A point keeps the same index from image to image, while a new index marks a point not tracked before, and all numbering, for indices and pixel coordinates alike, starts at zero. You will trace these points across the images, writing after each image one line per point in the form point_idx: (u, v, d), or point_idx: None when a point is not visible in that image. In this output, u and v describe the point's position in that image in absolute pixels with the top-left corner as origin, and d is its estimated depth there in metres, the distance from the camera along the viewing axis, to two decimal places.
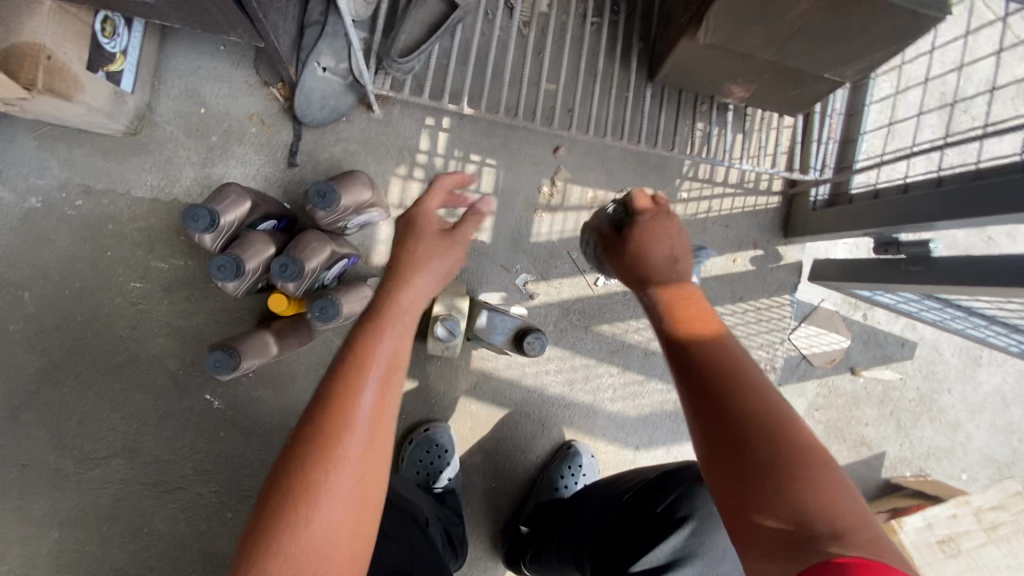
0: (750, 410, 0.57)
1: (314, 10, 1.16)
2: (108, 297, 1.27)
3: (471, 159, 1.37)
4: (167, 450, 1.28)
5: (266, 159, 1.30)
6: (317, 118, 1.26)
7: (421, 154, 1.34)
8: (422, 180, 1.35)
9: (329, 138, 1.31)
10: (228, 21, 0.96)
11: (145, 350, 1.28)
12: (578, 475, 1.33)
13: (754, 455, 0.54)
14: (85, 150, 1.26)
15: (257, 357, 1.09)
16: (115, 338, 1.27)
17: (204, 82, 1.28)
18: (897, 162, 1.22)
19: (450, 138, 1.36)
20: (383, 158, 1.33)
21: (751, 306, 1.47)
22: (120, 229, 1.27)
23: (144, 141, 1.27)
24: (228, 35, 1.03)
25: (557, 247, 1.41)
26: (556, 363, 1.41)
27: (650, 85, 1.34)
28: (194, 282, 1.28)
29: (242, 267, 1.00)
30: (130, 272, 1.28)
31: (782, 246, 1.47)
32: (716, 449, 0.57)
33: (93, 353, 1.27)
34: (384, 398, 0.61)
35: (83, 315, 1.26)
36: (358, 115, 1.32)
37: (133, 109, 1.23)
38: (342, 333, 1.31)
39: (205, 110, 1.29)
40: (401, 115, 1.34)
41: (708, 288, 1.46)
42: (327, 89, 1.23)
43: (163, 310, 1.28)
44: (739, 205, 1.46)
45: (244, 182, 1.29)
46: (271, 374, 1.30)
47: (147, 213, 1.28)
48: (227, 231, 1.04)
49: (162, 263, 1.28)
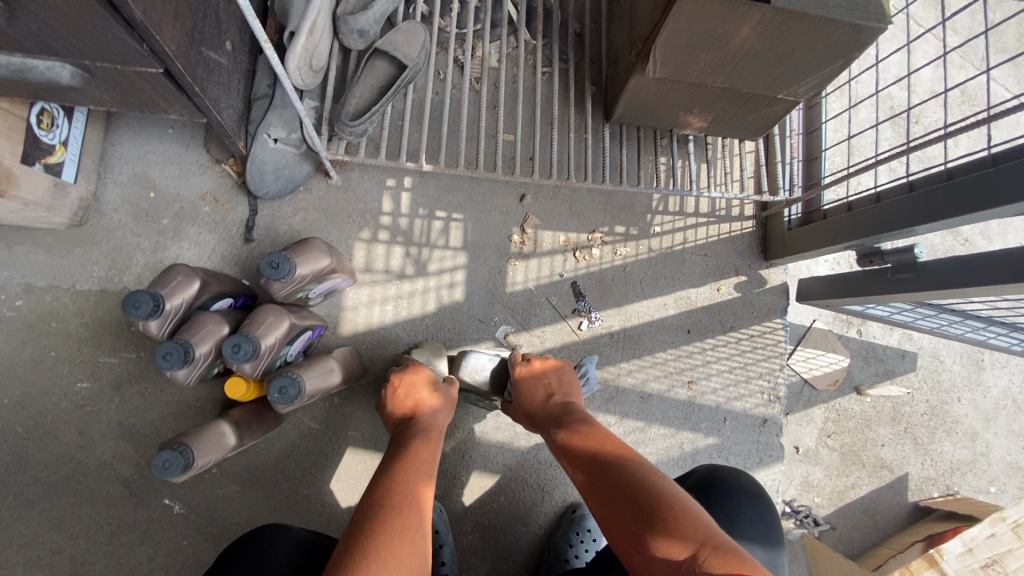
0: (646, 483, 0.72)
1: (260, 84, 1.15)
2: (51, 403, 1.16)
3: (436, 216, 1.32)
4: (122, 570, 1.13)
5: (221, 237, 1.24)
6: (272, 190, 1.22)
7: (384, 215, 1.30)
8: (388, 241, 1.30)
9: (286, 209, 1.27)
10: (165, 99, 0.92)
11: (95, 456, 1.15)
12: (591, 541, 1.20)
13: (665, 513, 0.66)
14: (25, 247, 1.19)
15: (214, 450, 0.99)
16: (61, 448, 1.15)
17: (153, 166, 1.24)
18: (864, 173, 1.21)
19: (413, 197, 1.32)
20: (344, 223, 1.28)
21: (743, 334, 1.41)
22: (65, 326, 1.18)
23: (90, 231, 1.21)
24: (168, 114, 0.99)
25: (535, 295, 1.35)
26: None
27: (608, 125, 1.34)
28: (148, 375, 1.19)
29: (190, 352, 0.91)
30: (76, 372, 1.17)
31: (765, 270, 1.44)
32: (630, 532, 0.66)
33: (35, 467, 1.14)
34: (408, 518, 0.68)
35: (24, 425, 1.15)
36: (315, 183, 1.28)
37: (77, 200, 1.17)
38: (314, 413, 1.21)
39: (155, 194, 1.24)
40: (360, 179, 1.30)
41: (697, 320, 1.40)
42: (280, 160, 1.19)
43: (114, 410, 1.17)
44: (715, 233, 1.43)
45: (199, 263, 1.23)
46: (237, 468, 1.18)
47: (94, 306, 1.19)
48: (174, 315, 0.96)
49: (112, 357, 1.18)
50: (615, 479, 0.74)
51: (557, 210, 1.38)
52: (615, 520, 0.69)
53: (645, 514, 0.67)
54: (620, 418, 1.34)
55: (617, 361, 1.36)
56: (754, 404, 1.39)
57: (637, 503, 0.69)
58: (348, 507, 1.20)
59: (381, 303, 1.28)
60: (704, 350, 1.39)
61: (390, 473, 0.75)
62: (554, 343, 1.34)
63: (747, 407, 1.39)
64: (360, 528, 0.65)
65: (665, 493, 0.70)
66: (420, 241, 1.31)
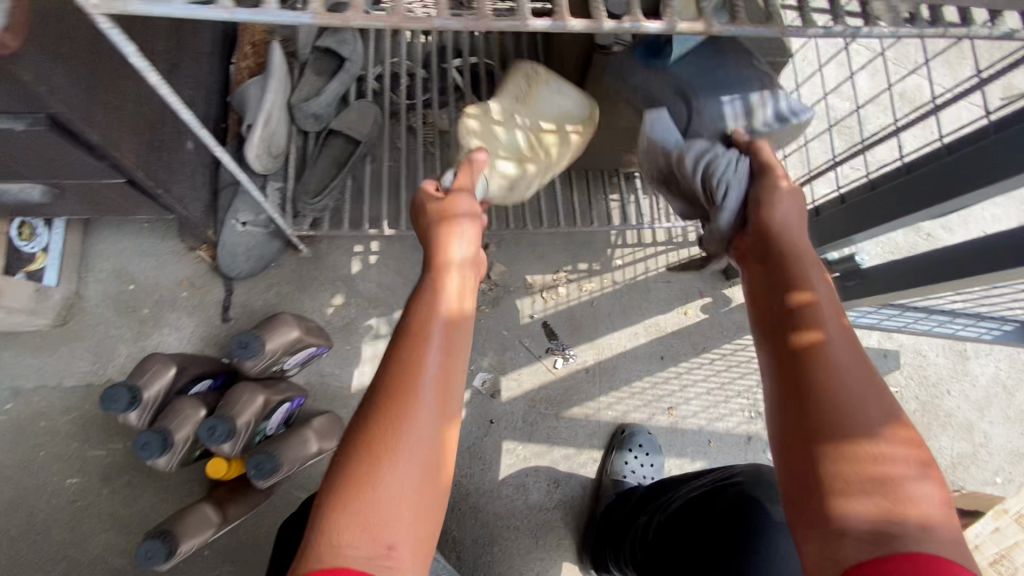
0: (874, 405, 0.53)
1: (225, 173, 1.22)
2: (43, 501, 1.18)
3: (405, 274, 1.37)
4: None
5: (200, 320, 1.29)
6: (244, 269, 1.27)
7: (355, 279, 1.36)
8: (361, 304, 1.35)
9: (260, 285, 1.32)
10: (130, 202, 0.99)
11: (88, 551, 1.17)
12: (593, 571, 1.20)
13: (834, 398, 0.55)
14: (12, 352, 1.24)
15: (201, 532, 1.01)
16: (54, 545, 1.16)
17: (131, 260, 1.31)
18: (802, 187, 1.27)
19: (381, 259, 1.37)
20: (317, 292, 1.34)
21: (716, 354, 1.44)
22: (53, 423, 1.22)
23: (74, 328, 1.26)
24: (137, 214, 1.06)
25: (508, 339, 1.39)
26: (534, 460, 1.33)
27: (558, 171, 1.41)
28: (136, 462, 1.21)
29: (170, 437, 0.96)
30: (67, 468, 1.20)
31: (729, 289, 1.48)
32: (799, 420, 0.55)
33: (30, 568, 1.15)
34: (432, 392, 0.58)
35: (17, 527, 1.16)
36: (286, 257, 1.34)
37: (60, 301, 1.23)
38: (301, 481, 1.23)
39: (135, 286, 1.30)
40: (328, 249, 1.36)
41: (669, 346, 1.43)
42: (250, 242, 1.24)
43: (105, 502, 1.19)
44: (674, 260, 1.49)
45: (179, 347, 1.27)
46: (229, 547, 1.18)
47: (81, 400, 1.23)
48: (153, 403, 1.01)
49: (100, 449, 1.21)
50: (805, 374, 0.56)
51: (520, 255, 1.43)
52: (792, 397, 0.56)
53: (816, 429, 0.54)
54: (605, 451, 1.35)
55: (596, 395, 1.38)
56: (736, 422, 1.40)
57: (820, 392, 0.55)
58: None
59: (359, 365, 1.31)
60: (680, 375, 1.42)
61: (427, 297, 0.65)
62: (532, 385, 1.37)
63: (729, 426, 1.40)
64: (378, 392, 0.58)
65: (891, 427, 0.52)
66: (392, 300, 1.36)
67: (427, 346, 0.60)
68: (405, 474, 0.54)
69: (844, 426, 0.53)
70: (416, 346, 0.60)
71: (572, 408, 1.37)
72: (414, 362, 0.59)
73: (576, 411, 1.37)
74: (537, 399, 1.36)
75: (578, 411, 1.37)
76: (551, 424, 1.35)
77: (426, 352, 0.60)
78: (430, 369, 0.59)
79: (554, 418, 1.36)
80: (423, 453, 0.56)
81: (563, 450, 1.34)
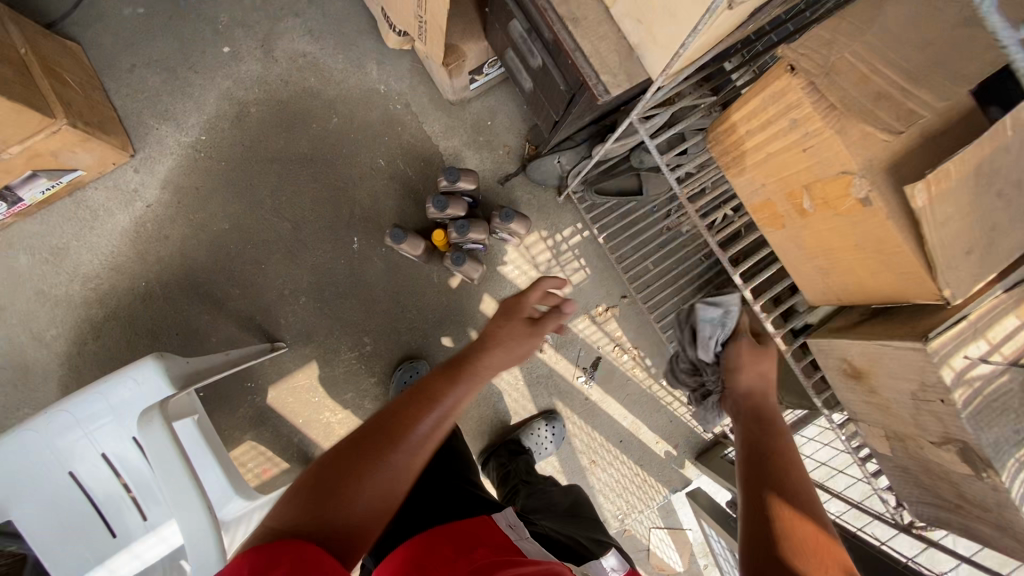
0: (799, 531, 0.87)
1: (580, 135, 1.87)
2: (364, 154, 2.04)
3: (580, 259, 2.06)
4: (310, 242, 2.00)
5: (492, 170, 2.05)
6: (534, 176, 1.99)
7: (561, 233, 2.06)
8: (548, 246, 2.05)
9: (528, 186, 2.06)
10: (543, 110, 1.68)
11: (351, 192, 2.02)
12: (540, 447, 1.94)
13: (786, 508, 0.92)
14: (423, 88, 2.06)
15: (409, 249, 1.85)
16: (345, 174, 2.03)
17: (502, 111, 2.07)
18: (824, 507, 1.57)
19: (580, 242, 2.06)
20: (542, 218, 2.05)
21: (641, 473, 2.05)
22: (401, 132, 2.05)
23: (452, 110, 2.06)
24: (536, 113, 1.77)
25: (578, 341, 2.05)
26: (518, 396, 2.04)
27: (696, 315, 1.95)
28: (404, 187, 2.03)
29: (448, 206, 1.77)
30: (383, 154, 2.04)
31: (688, 462, 2.05)
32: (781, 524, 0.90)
33: (331, 171, 2.03)
34: (380, 447, 0.87)
35: (345, 150, 2.04)
36: (551, 190, 2.05)
37: (462, 96, 2.02)
38: (440, 274, 2.01)
39: (490, 124, 2.06)
40: (569, 210, 2.06)
41: (632, 442, 2.05)
42: (550, 169, 1.95)
43: (377, 183, 2.03)
44: (687, 419, 2.05)
45: (472, 167, 2.05)
46: (390, 258, 2.00)
47: (419, 139, 2.05)
48: (454, 188, 1.81)
49: (401, 165, 2.04)
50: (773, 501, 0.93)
51: (632, 319, 2.06)
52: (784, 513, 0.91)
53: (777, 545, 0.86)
54: (538, 416, 2.02)
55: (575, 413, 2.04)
56: (607, 506, 2.04)
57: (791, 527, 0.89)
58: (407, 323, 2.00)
59: (515, 266, 2.03)
60: (618, 459, 2.04)
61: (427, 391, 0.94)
62: (560, 370, 2.04)
63: (602, 503, 2.04)
64: (364, 441, 0.88)
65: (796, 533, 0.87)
66: (559, 262, 2.05)
67: (394, 446, 0.87)
68: (354, 494, 0.82)
69: (797, 564, 0.82)
70: (391, 440, 0.88)
71: (560, 403, 2.03)
72: (383, 427, 0.89)
73: (560, 406, 2.04)
74: (552, 378, 2.04)
75: (561, 407, 2.04)
76: (544, 394, 2.04)
77: (394, 446, 0.87)
78: (416, 432, 0.90)
79: (548, 395, 2.04)
80: (386, 500, 0.85)
81: (533, 409, 2.04)
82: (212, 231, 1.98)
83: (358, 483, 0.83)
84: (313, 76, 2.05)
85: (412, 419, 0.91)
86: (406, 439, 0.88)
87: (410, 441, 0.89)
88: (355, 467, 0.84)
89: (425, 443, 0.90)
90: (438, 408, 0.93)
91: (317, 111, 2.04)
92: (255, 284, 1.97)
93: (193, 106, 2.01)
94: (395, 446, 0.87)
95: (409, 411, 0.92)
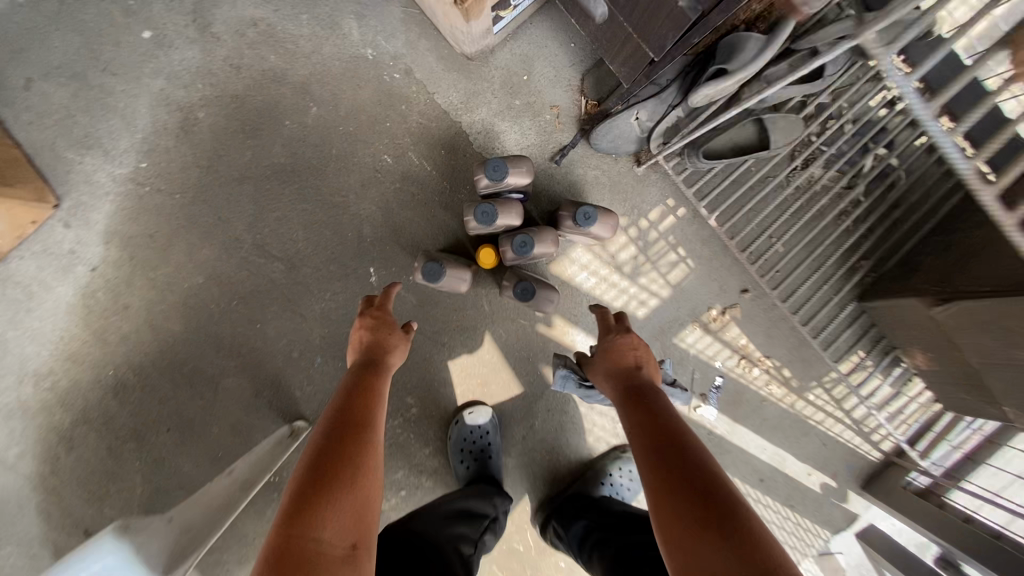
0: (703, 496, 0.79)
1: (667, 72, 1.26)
2: (362, 152, 1.47)
3: (677, 250, 1.50)
4: (314, 285, 1.49)
5: (539, 145, 1.48)
6: (602, 145, 1.42)
7: (647, 218, 1.49)
8: (631, 238, 1.49)
9: (592, 160, 1.48)
10: (635, 39, 1.13)
11: (355, 207, 1.48)
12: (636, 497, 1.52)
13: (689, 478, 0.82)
14: (427, 44, 1.46)
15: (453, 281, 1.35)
16: (342, 183, 1.48)
17: (541, 58, 1.47)
18: None
19: (674, 225, 1.49)
20: (617, 202, 1.49)
21: (792, 515, 1.57)
22: (407, 112, 1.47)
23: (472, 69, 1.47)
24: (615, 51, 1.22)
25: (688, 359, 1.53)
26: (618, 441, 1.56)
27: (855, 305, 1.46)
28: (425, 189, 1.48)
29: (497, 216, 1.23)
30: (388, 147, 1.48)
31: (853, 493, 1.57)
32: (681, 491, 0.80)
33: (322, 182, 1.48)
34: (349, 471, 0.85)
35: (335, 151, 1.48)
36: (625, 160, 1.48)
37: (483, 46, 1.42)
38: (493, 300, 1.49)
39: (527, 79, 1.47)
40: (654, 184, 1.49)
41: (775, 477, 1.57)
42: (626, 132, 1.37)
43: (387, 189, 1.48)
44: (845, 438, 1.56)
45: (512, 146, 1.47)
46: (424, 289, 1.48)
47: (432, 118, 1.47)
48: (499, 187, 1.27)
49: (415, 158, 1.48)
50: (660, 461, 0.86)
51: (756, 318, 1.53)
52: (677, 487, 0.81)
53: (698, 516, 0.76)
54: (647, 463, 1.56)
55: None
56: None
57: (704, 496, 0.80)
58: (460, 371, 1.51)
59: (590, 273, 1.49)
60: (760, 501, 1.57)
61: (340, 404, 0.97)
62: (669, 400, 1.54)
63: None
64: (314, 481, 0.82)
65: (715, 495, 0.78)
66: (650, 257, 1.50)
67: (358, 462, 0.86)
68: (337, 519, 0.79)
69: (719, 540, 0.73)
70: (357, 458, 0.87)
71: None
72: (339, 451, 0.87)
73: None
74: None
75: None
76: None
77: (363, 460, 0.88)
78: (374, 438, 0.93)
79: None
80: (361, 527, 0.80)
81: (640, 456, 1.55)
82: (183, 290, 1.48)
83: (341, 508, 0.80)
84: (273, 53, 1.47)
85: (356, 444, 0.89)
86: (367, 454, 0.89)
87: (367, 461, 0.87)
88: (323, 498, 0.79)
89: (371, 472, 0.87)
90: (351, 418, 0.93)
91: (287, 102, 1.47)
92: (252, 349, 1.49)
93: (121, 124, 1.46)
94: (354, 465, 0.85)
95: (349, 430, 0.91)
